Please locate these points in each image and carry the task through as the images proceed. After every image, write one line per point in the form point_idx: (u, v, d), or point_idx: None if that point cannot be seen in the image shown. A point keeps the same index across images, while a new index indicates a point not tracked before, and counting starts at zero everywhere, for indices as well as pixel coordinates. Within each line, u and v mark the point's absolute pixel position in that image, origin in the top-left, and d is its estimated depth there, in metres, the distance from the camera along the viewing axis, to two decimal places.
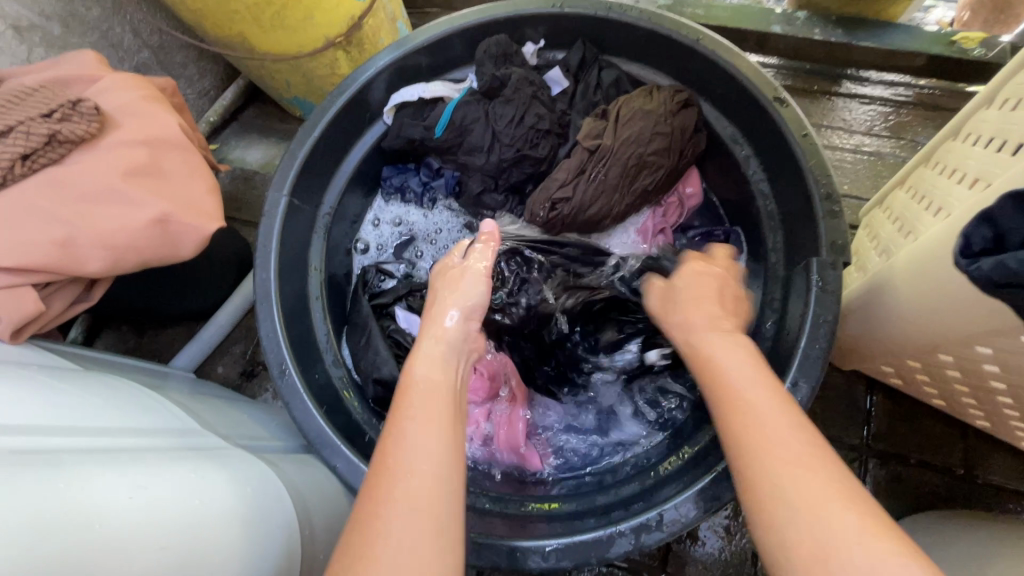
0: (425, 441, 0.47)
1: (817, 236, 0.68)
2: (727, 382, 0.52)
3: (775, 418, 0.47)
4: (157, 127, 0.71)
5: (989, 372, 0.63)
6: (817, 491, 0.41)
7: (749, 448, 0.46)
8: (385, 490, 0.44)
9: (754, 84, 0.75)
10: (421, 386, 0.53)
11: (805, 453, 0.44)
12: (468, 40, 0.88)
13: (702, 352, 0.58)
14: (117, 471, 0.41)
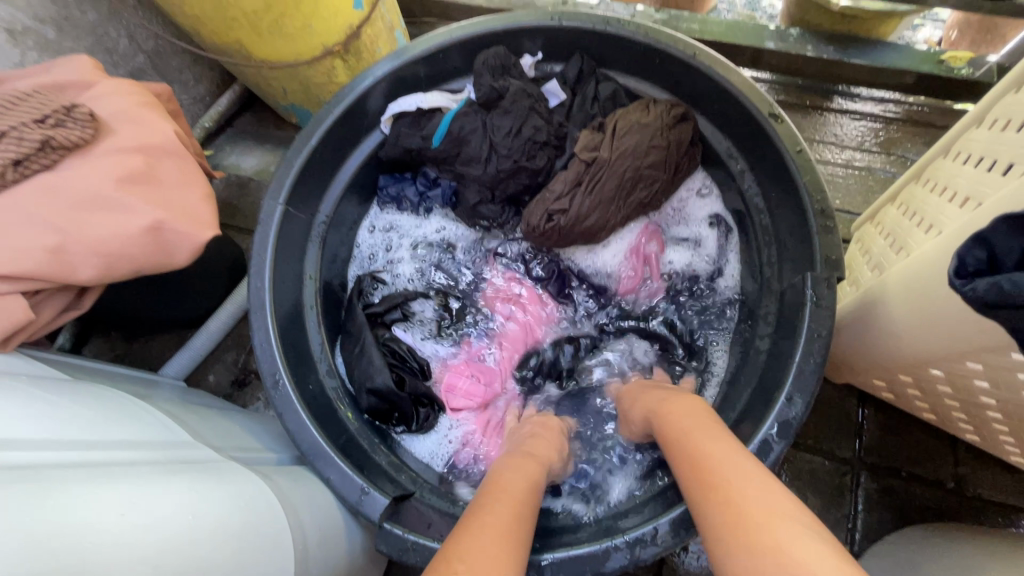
0: (524, 518, 0.50)
1: (812, 251, 0.68)
2: (701, 450, 0.54)
3: (748, 475, 0.48)
4: (152, 134, 0.70)
5: (980, 388, 0.63)
6: (814, 555, 0.39)
7: (735, 508, 0.46)
8: (501, 528, 0.46)
9: (750, 100, 0.76)
10: (514, 475, 0.57)
11: (786, 504, 0.45)
12: (466, 51, 0.89)
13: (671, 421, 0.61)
14: (110, 486, 0.40)
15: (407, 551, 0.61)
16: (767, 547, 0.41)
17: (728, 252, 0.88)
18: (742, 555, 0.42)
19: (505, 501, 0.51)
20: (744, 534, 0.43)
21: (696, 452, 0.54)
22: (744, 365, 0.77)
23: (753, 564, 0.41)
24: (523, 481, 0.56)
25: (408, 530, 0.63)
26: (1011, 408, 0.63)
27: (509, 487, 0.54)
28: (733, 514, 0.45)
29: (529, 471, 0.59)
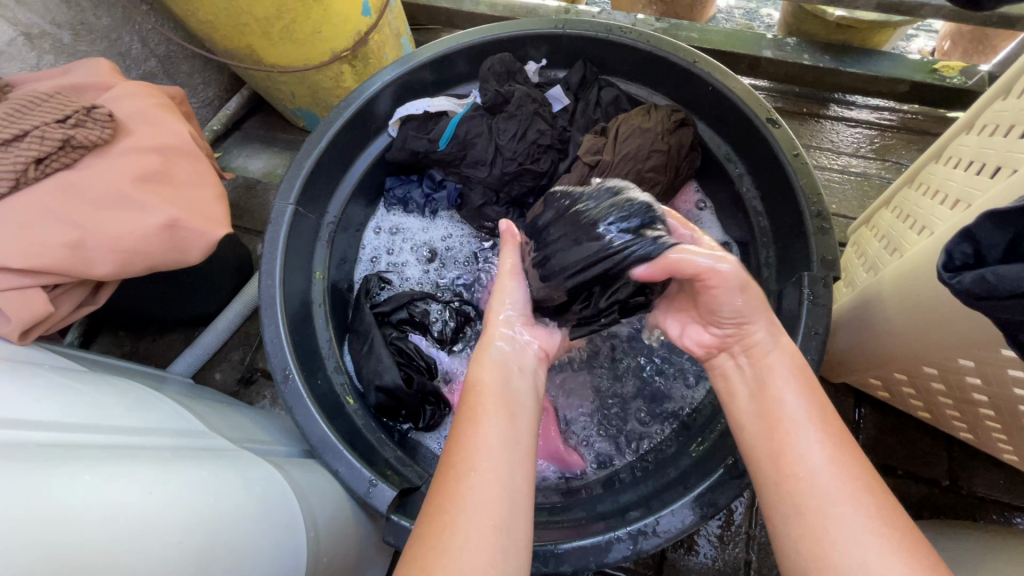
0: (504, 438, 0.50)
1: (808, 252, 0.71)
2: (790, 434, 0.50)
3: (829, 457, 0.47)
4: (168, 135, 0.72)
5: (972, 385, 0.65)
6: (865, 528, 0.42)
7: (790, 470, 0.48)
8: (461, 471, 0.47)
9: (748, 106, 0.78)
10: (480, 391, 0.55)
11: (879, 525, 0.43)
12: (472, 57, 0.91)
13: (762, 363, 0.58)
14: (139, 466, 0.42)
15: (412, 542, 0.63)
16: (820, 516, 0.45)
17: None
18: (797, 515, 0.46)
19: (474, 431, 0.50)
20: (800, 501, 0.46)
21: (768, 401, 0.54)
22: None
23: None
24: (496, 398, 0.54)
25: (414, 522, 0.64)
26: (1002, 404, 0.65)
27: (480, 413, 0.52)
28: (788, 476, 0.48)
29: (502, 379, 0.57)
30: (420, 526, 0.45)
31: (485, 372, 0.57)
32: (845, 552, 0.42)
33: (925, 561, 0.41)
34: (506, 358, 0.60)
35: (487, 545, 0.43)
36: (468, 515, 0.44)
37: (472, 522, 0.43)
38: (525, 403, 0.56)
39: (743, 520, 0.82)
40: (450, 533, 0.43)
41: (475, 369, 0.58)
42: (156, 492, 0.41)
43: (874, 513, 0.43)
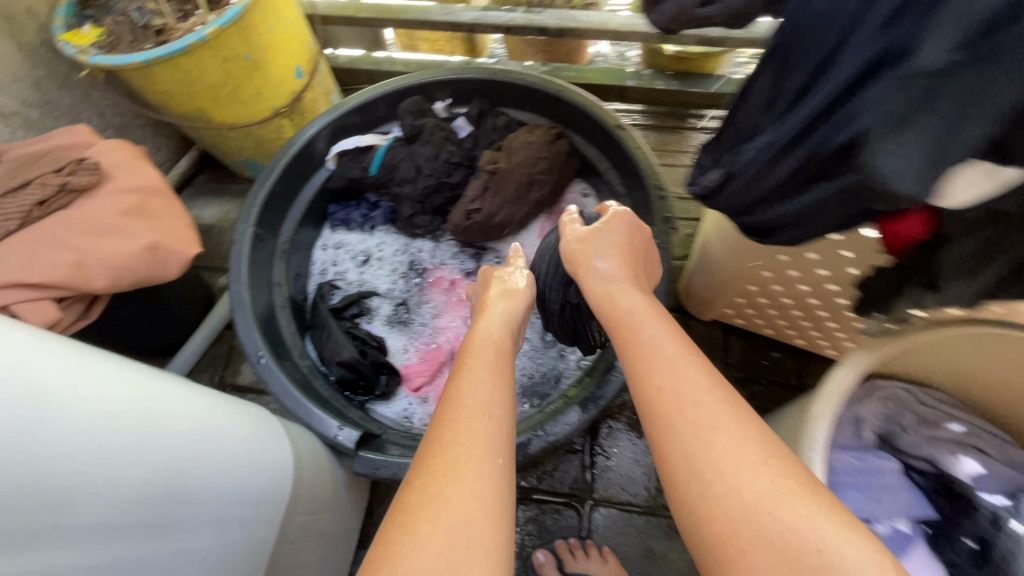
0: (494, 382, 0.58)
1: (654, 213, 0.95)
2: (649, 368, 0.53)
3: (691, 380, 0.51)
4: (145, 178, 0.89)
5: (777, 291, 0.90)
6: (733, 439, 0.46)
7: (655, 399, 0.51)
8: (469, 403, 0.53)
9: (601, 117, 1.05)
10: (485, 344, 0.65)
11: (739, 434, 0.46)
12: (390, 102, 1.14)
13: (616, 311, 0.64)
14: (183, 378, 0.57)
15: (379, 467, 0.79)
16: (688, 442, 0.47)
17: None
18: (670, 438, 0.48)
19: (471, 379, 0.57)
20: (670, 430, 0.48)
21: (631, 336, 0.58)
22: None
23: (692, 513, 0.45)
24: (492, 352, 0.64)
25: (378, 453, 0.81)
26: (800, 302, 0.90)
27: (468, 365, 0.60)
28: (656, 406, 0.50)
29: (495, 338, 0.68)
30: (418, 504, 0.45)
31: (487, 329, 0.70)
32: (714, 467, 0.45)
33: (775, 467, 0.44)
34: (503, 320, 0.73)
35: (489, 471, 0.48)
36: (479, 444, 0.50)
37: (477, 452, 0.49)
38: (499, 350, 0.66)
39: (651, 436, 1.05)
40: (462, 459, 0.48)
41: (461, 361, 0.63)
42: (196, 392, 0.55)
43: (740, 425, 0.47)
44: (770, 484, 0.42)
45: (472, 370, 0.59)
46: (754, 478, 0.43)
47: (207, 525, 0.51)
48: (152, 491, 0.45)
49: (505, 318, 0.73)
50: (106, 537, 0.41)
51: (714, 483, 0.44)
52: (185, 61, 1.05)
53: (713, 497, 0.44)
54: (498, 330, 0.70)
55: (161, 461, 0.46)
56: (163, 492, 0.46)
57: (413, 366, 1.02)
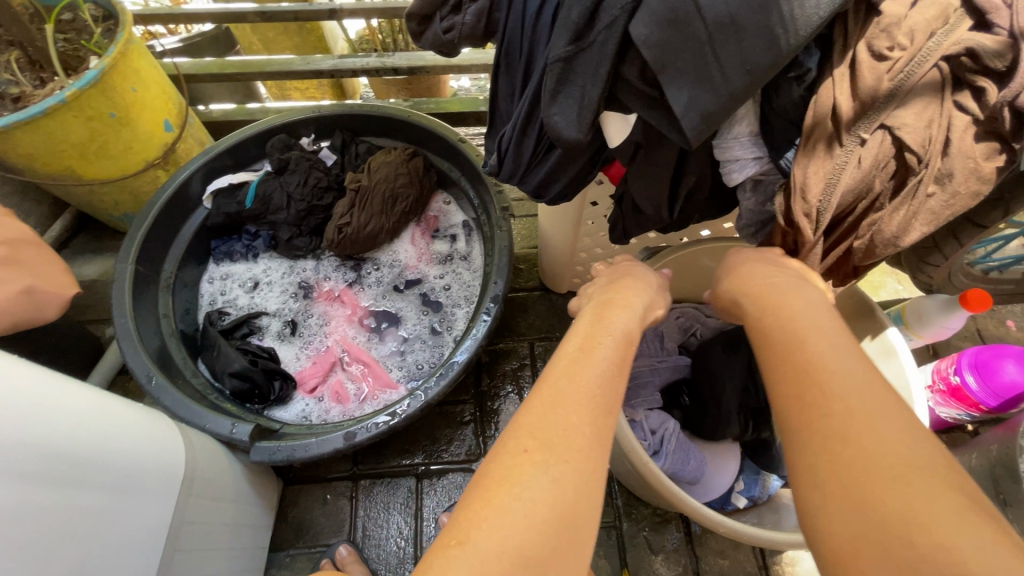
0: (579, 387, 0.54)
1: (495, 205, 1.14)
2: (813, 358, 0.49)
3: (856, 372, 0.47)
4: (13, 230, 0.94)
5: (602, 253, 1.12)
6: (883, 436, 0.41)
7: (806, 392, 0.47)
8: (549, 409, 0.51)
9: (444, 134, 1.24)
10: (578, 347, 0.61)
11: (896, 437, 0.41)
12: (258, 142, 1.27)
13: (767, 292, 0.59)
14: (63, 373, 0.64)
15: (275, 452, 0.88)
16: (843, 447, 0.42)
17: (474, 243, 1.29)
18: (817, 443, 0.43)
19: (556, 384, 0.55)
20: (830, 429, 0.43)
21: (779, 319, 0.55)
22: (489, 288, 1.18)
23: (835, 524, 0.39)
24: (595, 362, 0.58)
25: (273, 441, 0.90)
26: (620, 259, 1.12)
27: (551, 371, 0.57)
28: (815, 403, 0.46)
29: (596, 338, 0.62)
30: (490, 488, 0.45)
31: (588, 322, 0.67)
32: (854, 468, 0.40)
33: (926, 477, 0.38)
34: (622, 311, 0.69)
35: (545, 485, 0.45)
36: (534, 460, 0.47)
37: (534, 468, 0.47)
38: (603, 358, 0.59)
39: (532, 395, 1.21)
40: (515, 467, 0.47)
41: (564, 350, 0.62)
42: (78, 381, 0.63)
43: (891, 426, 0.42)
44: (916, 492, 0.37)
45: (556, 377, 0.56)
46: (908, 491, 0.37)
47: (98, 491, 0.59)
48: (46, 452, 0.53)
49: (619, 320, 0.67)
50: (7, 485, 0.49)
51: (845, 493, 0.40)
52: (46, 123, 1.11)
53: (861, 509, 0.38)
54: (625, 327, 0.66)
55: (49, 429, 0.55)
56: (56, 456, 0.54)
57: (305, 372, 1.11)
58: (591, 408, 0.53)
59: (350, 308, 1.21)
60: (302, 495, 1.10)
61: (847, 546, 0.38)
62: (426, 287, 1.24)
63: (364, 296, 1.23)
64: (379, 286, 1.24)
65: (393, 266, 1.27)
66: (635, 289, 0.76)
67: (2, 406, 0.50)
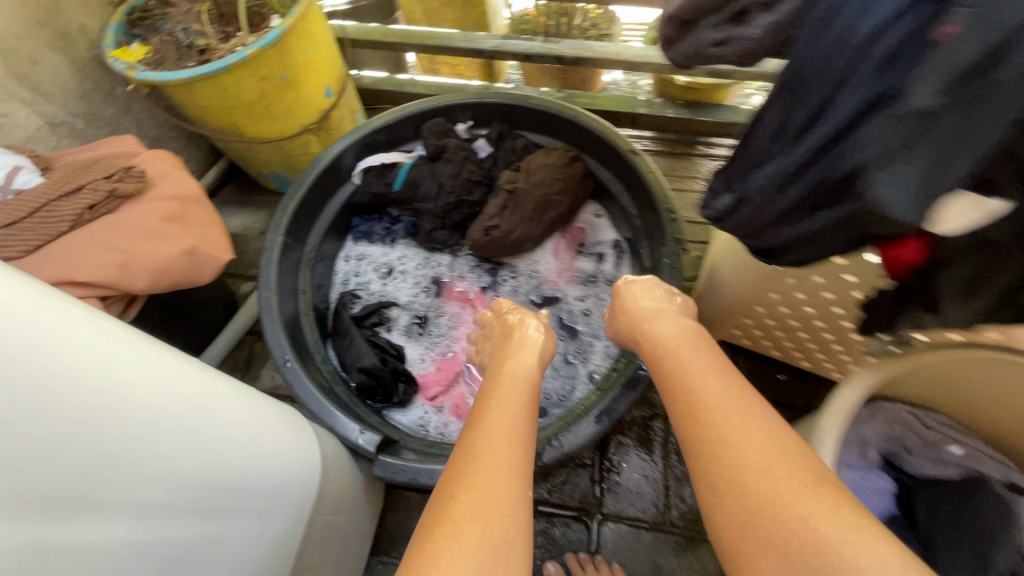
0: (508, 416, 0.65)
1: (666, 235, 0.99)
2: (707, 399, 0.59)
3: (734, 406, 0.57)
4: (184, 186, 0.94)
5: (785, 313, 0.95)
6: (776, 453, 0.51)
7: (697, 421, 0.58)
8: (471, 448, 0.59)
9: (616, 142, 1.10)
10: (506, 385, 0.73)
11: (782, 450, 0.51)
12: (415, 123, 1.19)
13: (670, 344, 0.72)
14: (236, 379, 0.60)
15: (400, 472, 0.82)
16: (725, 456, 0.53)
17: (623, 268, 1.16)
18: (704, 456, 0.55)
19: (483, 425, 0.63)
20: (707, 440, 0.56)
21: (681, 369, 0.66)
22: None
23: (726, 508, 0.51)
24: (508, 403, 0.68)
25: (397, 458, 0.84)
26: (807, 324, 0.94)
27: (482, 415, 0.66)
28: (706, 426, 0.57)
29: (513, 384, 0.74)
30: (452, 524, 0.51)
31: (515, 364, 0.80)
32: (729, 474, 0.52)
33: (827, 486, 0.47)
34: (537, 354, 0.83)
35: (483, 510, 0.52)
36: (471, 492, 0.54)
37: (471, 497, 0.53)
38: (517, 402, 0.69)
39: (660, 451, 1.08)
40: (455, 496, 0.53)
41: (485, 396, 0.72)
42: (245, 395, 0.58)
43: (762, 437, 0.53)
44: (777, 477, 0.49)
45: (484, 420, 0.64)
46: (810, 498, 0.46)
47: (235, 529, 0.54)
48: (200, 488, 0.49)
49: (529, 367, 0.79)
50: (163, 522, 0.45)
51: (732, 499, 0.51)
52: (224, 79, 1.11)
53: (759, 509, 0.48)
54: (531, 364, 0.80)
55: (203, 458, 0.49)
56: (202, 490, 0.49)
57: (429, 377, 1.05)
58: (513, 441, 0.61)
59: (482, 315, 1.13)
60: (406, 503, 1.06)
61: (739, 523, 0.49)
62: (563, 308, 1.13)
63: (496, 304, 1.15)
64: (513, 296, 1.16)
65: (532, 277, 1.17)
66: (532, 338, 0.86)
67: (164, 432, 0.45)
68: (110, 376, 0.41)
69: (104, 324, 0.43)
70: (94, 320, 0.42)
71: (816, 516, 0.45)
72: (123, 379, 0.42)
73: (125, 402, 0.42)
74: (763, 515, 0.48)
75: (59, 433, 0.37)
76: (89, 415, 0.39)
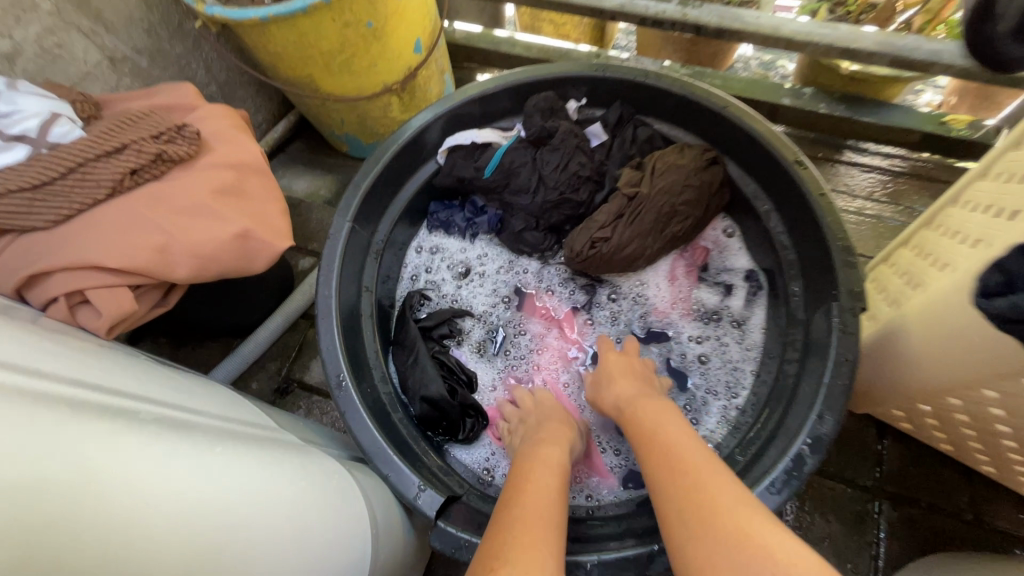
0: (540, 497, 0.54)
1: (837, 283, 0.75)
2: (668, 452, 0.58)
3: (696, 459, 0.56)
4: (244, 153, 0.78)
5: (994, 415, 0.70)
6: (746, 506, 0.49)
7: (672, 467, 0.56)
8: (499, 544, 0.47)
9: (777, 148, 0.84)
10: (539, 464, 0.61)
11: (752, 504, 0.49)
12: (516, 95, 0.98)
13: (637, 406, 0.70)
14: (251, 483, 0.45)
15: (461, 548, 0.66)
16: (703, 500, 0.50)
17: (755, 308, 0.93)
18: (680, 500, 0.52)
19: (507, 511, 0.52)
20: (682, 485, 0.53)
21: (652, 428, 0.63)
22: (773, 391, 0.83)
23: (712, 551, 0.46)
24: (534, 484, 0.57)
25: (461, 528, 0.68)
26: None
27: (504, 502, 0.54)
28: (680, 473, 0.54)
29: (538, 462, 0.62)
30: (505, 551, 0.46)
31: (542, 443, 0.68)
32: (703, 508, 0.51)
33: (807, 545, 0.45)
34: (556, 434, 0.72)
35: None
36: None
37: None
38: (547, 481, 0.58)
39: None
40: None
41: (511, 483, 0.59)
42: (250, 520, 0.43)
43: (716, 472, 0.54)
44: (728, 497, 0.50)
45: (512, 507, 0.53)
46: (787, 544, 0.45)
47: None
48: None
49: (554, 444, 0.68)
50: None
51: (704, 526, 0.48)
52: (302, 23, 0.93)
53: (747, 548, 0.45)
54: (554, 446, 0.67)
55: (236, 498, 0.43)
56: (243, 535, 0.42)
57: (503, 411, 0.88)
58: (548, 525, 0.50)
59: (572, 342, 0.94)
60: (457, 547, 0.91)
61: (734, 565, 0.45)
62: (673, 347, 0.93)
63: (591, 330, 0.95)
64: (611, 323, 0.96)
65: (637, 304, 0.96)
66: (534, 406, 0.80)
67: (184, 474, 0.40)
68: (26, 487, 0.31)
69: (106, 391, 0.42)
70: (91, 389, 0.41)
71: (775, 545, 0.45)
72: (126, 428, 0.39)
73: (127, 450, 0.38)
74: (729, 528, 0.47)
75: (42, 499, 0.31)
76: (79, 474, 0.34)
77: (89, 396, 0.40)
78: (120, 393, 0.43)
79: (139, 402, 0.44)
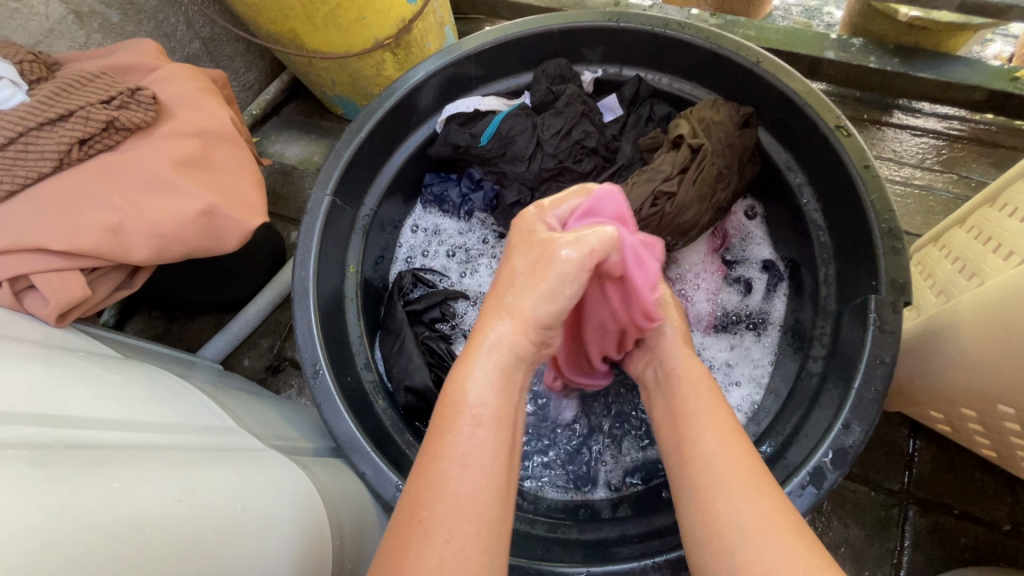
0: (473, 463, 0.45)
1: (877, 272, 0.65)
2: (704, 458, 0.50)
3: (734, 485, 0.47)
4: (209, 119, 0.70)
5: None
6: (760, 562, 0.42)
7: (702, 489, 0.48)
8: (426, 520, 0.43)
9: (816, 111, 0.73)
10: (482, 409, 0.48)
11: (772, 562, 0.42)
12: (520, 52, 0.88)
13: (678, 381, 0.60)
14: (185, 490, 0.39)
15: None
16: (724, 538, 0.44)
17: (776, 300, 0.84)
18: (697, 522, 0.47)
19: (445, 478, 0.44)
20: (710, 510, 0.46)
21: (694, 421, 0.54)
22: (793, 392, 0.74)
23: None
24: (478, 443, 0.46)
25: None
26: None
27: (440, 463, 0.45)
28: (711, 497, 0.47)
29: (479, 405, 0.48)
30: (438, 516, 0.43)
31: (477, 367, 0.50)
32: (721, 510, 0.46)
33: None
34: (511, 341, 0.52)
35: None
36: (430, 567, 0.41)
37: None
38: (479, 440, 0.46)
39: None
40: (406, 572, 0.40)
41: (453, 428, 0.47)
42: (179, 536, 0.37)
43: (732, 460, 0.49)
44: (755, 512, 0.44)
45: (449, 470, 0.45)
46: None
47: None
48: None
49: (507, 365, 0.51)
50: None
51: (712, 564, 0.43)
52: None
53: None
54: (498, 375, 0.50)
55: (220, 504, 0.40)
56: (236, 539, 0.40)
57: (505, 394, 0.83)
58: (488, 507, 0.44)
59: None
60: None
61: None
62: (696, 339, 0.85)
63: None
64: None
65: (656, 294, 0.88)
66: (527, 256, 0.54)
67: (153, 496, 0.36)
68: None
69: (34, 422, 0.36)
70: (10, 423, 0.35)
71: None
72: (70, 458, 0.35)
73: (77, 483, 0.33)
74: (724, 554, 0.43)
75: None
76: (21, 516, 0.30)
77: (8, 432, 0.34)
78: (51, 420, 0.37)
79: (77, 428, 0.38)
